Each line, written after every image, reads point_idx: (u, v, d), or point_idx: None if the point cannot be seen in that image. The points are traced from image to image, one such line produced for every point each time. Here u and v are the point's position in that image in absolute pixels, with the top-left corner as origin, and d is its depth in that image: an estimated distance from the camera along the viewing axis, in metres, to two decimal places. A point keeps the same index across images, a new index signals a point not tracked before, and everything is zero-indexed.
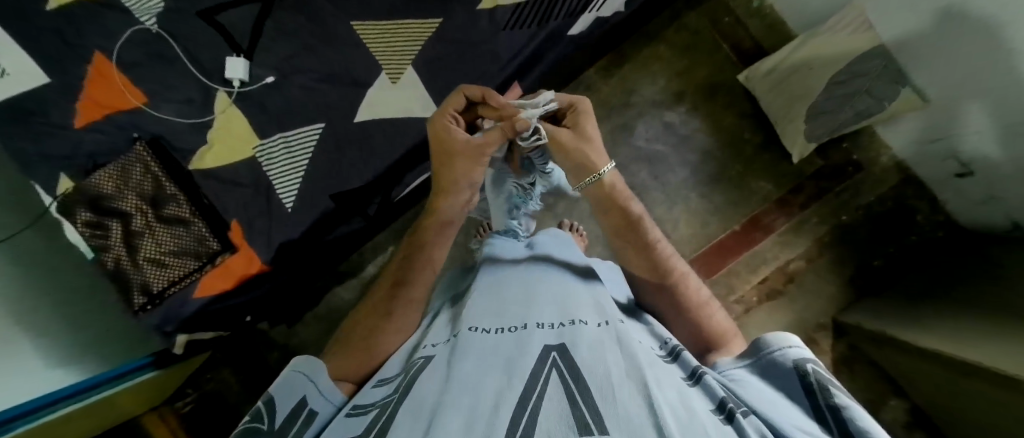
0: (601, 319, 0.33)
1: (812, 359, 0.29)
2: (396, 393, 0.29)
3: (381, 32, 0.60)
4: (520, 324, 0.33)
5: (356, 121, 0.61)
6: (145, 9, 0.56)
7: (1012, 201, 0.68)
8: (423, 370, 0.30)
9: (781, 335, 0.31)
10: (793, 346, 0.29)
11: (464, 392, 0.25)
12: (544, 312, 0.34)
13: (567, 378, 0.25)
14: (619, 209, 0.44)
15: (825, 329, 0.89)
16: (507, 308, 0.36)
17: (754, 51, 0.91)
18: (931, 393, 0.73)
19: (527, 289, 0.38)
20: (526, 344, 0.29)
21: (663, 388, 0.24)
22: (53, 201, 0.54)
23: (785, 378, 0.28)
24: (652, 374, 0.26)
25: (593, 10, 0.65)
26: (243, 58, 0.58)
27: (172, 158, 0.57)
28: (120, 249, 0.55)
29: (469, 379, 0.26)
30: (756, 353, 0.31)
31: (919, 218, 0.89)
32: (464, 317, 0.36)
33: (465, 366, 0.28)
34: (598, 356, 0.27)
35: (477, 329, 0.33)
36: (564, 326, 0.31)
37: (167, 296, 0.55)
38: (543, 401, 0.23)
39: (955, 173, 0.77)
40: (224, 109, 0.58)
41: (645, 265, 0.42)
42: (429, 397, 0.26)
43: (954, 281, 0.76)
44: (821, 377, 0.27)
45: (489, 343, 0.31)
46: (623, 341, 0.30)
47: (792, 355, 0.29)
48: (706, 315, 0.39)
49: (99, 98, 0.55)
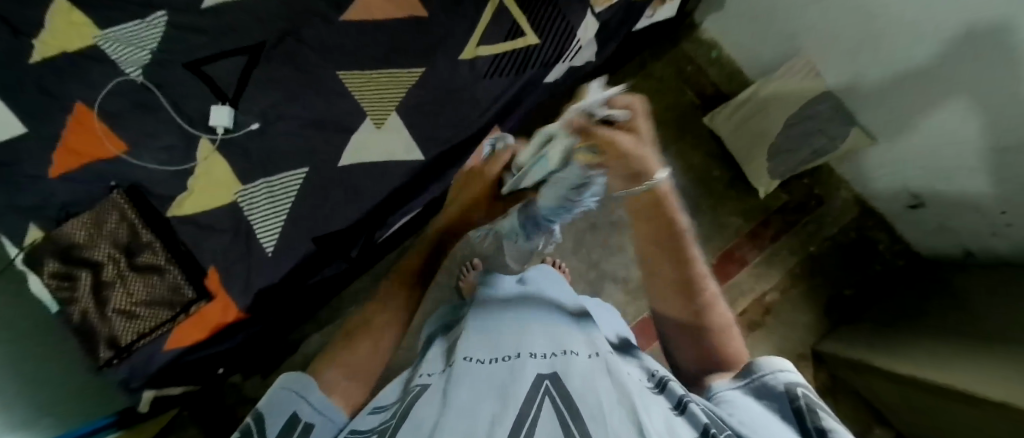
0: (592, 350, 0.33)
1: (804, 384, 0.28)
2: (393, 419, 0.29)
3: (365, 81, 0.63)
4: (513, 354, 0.33)
5: (339, 166, 0.62)
6: (131, 61, 0.57)
7: (964, 229, 0.74)
8: (419, 399, 0.30)
9: (772, 360, 0.30)
10: (783, 370, 0.29)
11: (460, 418, 0.25)
12: (535, 342, 0.34)
13: (560, 406, 0.25)
14: (662, 215, 0.38)
15: (805, 359, 0.90)
16: (500, 339, 0.36)
17: (716, 95, 0.98)
18: (914, 420, 0.74)
19: (517, 322, 0.38)
20: (520, 372, 0.29)
21: (650, 413, 0.25)
22: (18, 252, 0.53)
23: (775, 401, 0.27)
24: (642, 402, 0.26)
25: (566, 60, 0.70)
26: (229, 106, 0.59)
27: (151, 205, 0.57)
28: (88, 301, 0.53)
29: (466, 407, 0.26)
30: (746, 377, 0.30)
31: (881, 248, 0.94)
32: (458, 349, 0.35)
33: (462, 392, 0.28)
34: (590, 384, 0.27)
35: (472, 359, 0.33)
36: (556, 356, 0.31)
37: (135, 348, 0.53)
38: (536, 429, 0.24)
39: (909, 205, 0.82)
40: (207, 156, 0.59)
41: (665, 272, 0.38)
42: (424, 424, 0.26)
43: (921, 306, 0.80)
44: (812, 402, 0.26)
45: (484, 372, 0.31)
46: (613, 370, 0.30)
47: (782, 379, 0.28)
48: (717, 332, 0.36)
49: (77, 147, 0.55)
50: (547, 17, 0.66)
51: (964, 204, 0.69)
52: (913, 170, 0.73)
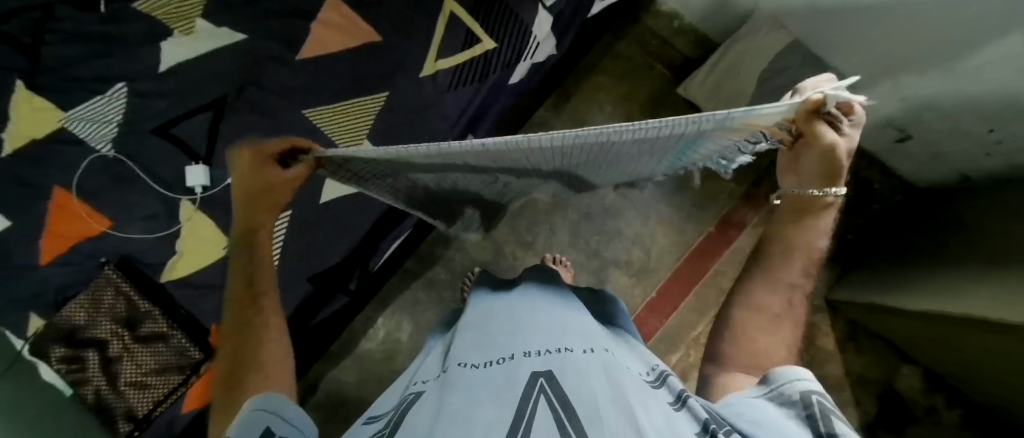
0: (588, 346, 0.34)
1: (820, 391, 0.27)
2: (386, 429, 0.29)
3: (332, 115, 0.63)
4: (507, 355, 0.33)
5: (322, 202, 0.62)
6: (100, 136, 0.57)
7: (955, 155, 0.73)
8: (413, 408, 0.30)
9: (789, 368, 0.30)
10: (800, 379, 0.28)
11: (453, 423, 0.25)
12: (529, 340, 0.34)
13: (555, 403, 0.25)
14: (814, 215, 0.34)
15: (821, 310, 0.90)
16: (494, 341, 0.36)
17: (686, 65, 0.97)
18: (940, 353, 0.74)
19: (513, 321, 0.39)
20: (515, 374, 0.30)
21: (648, 413, 0.25)
22: (24, 344, 0.53)
23: (790, 408, 0.27)
24: (639, 399, 0.27)
25: (527, 58, 0.70)
26: (203, 164, 0.59)
27: (143, 274, 0.57)
28: (99, 380, 0.54)
29: (460, 412, 0.26)
30: (765, 386, 0.30)
31: (878, 186, 0.93)
32: (454, 353, 0.36)
33: (456, 398, 0.28)
34: (585, 382, 0.27)
35: (466, 364, 0.33)
36: (551, 353, 0.32)
37: (154, 417, 0.55)
38: (533, 423, 0.23)
39: (897, 139, 0.81)
40: (190, 217, 0.59)
41: (782, 255, 0.36)
42: (418, 432, 0.26)
43: (927, 240, 0.79)
44: (825, 410, 0.26)
45: (478, 375, 0.31)
46: (609, 368, 0.30)
47: (799, 387, 0.28)
48: (773, 341, 0.35)
49: (62, 230, 0.55)
50: (501, 21, 0.66)
51: (950, 128, 0.69)
52: (894, 107, 0.73)
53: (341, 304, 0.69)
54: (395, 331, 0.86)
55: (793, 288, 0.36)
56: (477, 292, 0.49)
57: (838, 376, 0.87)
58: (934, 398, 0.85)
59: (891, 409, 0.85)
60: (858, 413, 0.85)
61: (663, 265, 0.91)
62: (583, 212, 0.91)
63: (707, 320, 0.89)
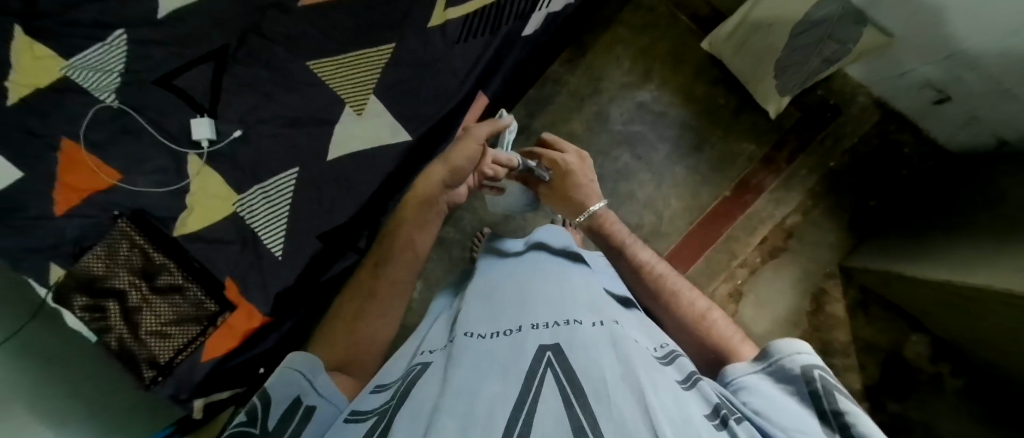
0: (597, 319, 0.33)
1: (822, 366, 0.30)
2: (395, 399, 0.29)
3: (337, 68, 0.60)
4: (515, 327, 0.33)
5: (330, 160, 0.62)
6: (103, 87, 0.55)
7: (996, 118, 0.68)
8: (421, 377, 0.31)
9: (788, 342, 0.32)
10: (801, 353, 0.31)
11: (460, 397, 0.25)
12: (537, 312, 0.34)
13: (562, 379, 0.26)
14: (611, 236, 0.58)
15: (833, 277, 0.89)
16: (501, 312, 0.36)
17: (713, 16, 0.90)
18: (952, 323, 0.73)
19: (521, 291, 0.39)
20: (523, 346, 0.30)
21: (657, 391, 0.25)
22: (47, 292, 0.55)
23: (794, 384, 0.30)
24: (648, 377, 0.26)
25: (542, 8, 0.67)
26: (208, 117, 0.57)
27: (156, 228, 0.58)
28: (121, 328, 0.56)
29: (468, 386, 0.26)
30: (765, 361, 0.32)
31: (907, 151, 0.88)
32: (461, 323, 0.36)
33: (462, 371, 0.28)
34: (593, 358, 0.27)
35: (473, 334, 0.33)
36: (560, 326, 0.32)
37: (176, 364, 0.57)
38: (538, 405, 0.24)
39: (934, 100, 0.76)
40: (198, 171, 0.59)
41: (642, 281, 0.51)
42: (426, 405, 0.26)
43: (954, 210, 0.76)
44: (828, 385, 0.29)
45: (485, 348, 0.31)
46: (618, 341, 0.30)
47: (800, 362, 0.30)
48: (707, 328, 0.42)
49: (75, 183, 0.55)
50: None
51: (993, 89, 0.63)
52: (934, 64, 0.67)
53: (351, 262, 0.69)
54: None
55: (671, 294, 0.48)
56: (484, 261, 0.49)
57: (843, 341, 0.87)
58: (941, 367, 0.84)
59: (893, 374, 0.86)
60: (859, 377, 0.86)
61: (675, 229, 0.90)
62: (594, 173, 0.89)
63: (717, 285, 0.88)
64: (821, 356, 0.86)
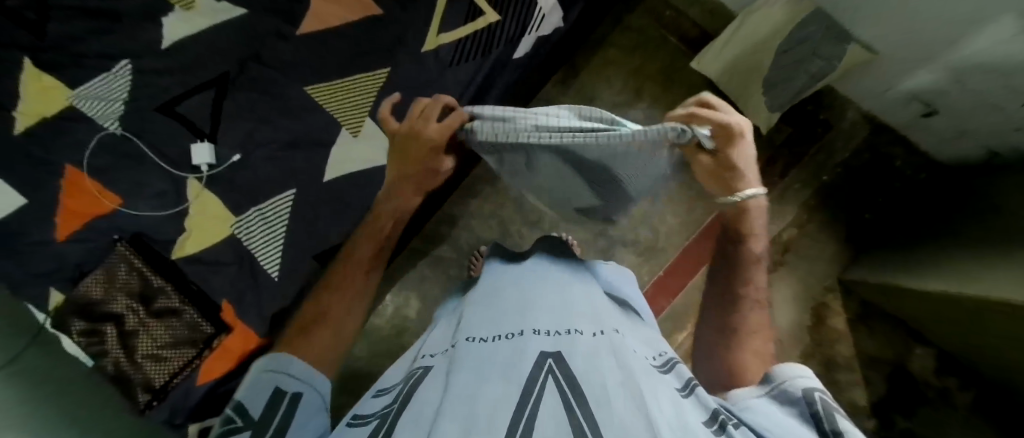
0: (597, 329, 0.33)
1: (821, 389, 0.29)
2: (395, 403, 0.29)
3: (334, 92, 0.62)
4: (516, 330, 0.33)
5: (326, 181, 0.63)
6: (106, 114, 0.57)
7: (984, 131, 0.70)
8: (419, 383, 0.30)
9: (790, 367, 0.31)
10: (800, 377, 0.30)
11: (460, 400, 0.25)
12: (538, 318, 0.34)
13: (563, 386, 0.25)
14: (742, 232, 0.45)
15: (832, 291, 0.88)
16: (502, 315, 0.36)
17: (701, 37, 0.93)
18: (954, 336, 0.72)
19: (523, 295, 0.38)
20: (524, 350, 0.30)
21: (658, 402, 0.25)
22: (46, 318, 0.55)
23: (794, 407, 0.29)
24: (649, 387, 0.26)
25: (531, 31, 0.68)
26: (208, 142, 0.59)
27: (155, 251, 0.58)
28: (117, 351, 0.56)
29: (469, 389, 0.26)
30: (767, 385, 0.31)
31: (899, 163, 0.89)
32: (463, 327, 0.36)
33: (464, 374, 0.28)
34: (594, 366, 0.27)
35: (474, 339, 0.33)
36: (562, 334, 0.32)
37: (170, 388, 0.57)
38: (539, 411, 0.23)
39: (921, 114, 0.77)
40: (197, 195, 0.60)
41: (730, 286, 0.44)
42: (427, 409, 0.26)
43: (948, 222, 0.76)
44: (829, 407, 0.28)
45: (486, 352, 0.31)
46: (619, 351, 0.30)
47: (800, 384, 0.29)
48: (755, 361, 0.38)
49: (77, 208, 0.56)
50: None
51: (979, 102, 0.65)
52: (920, 79, 0.69)
53: None
54: (403, 308, 0.87)
55: (749, 318, 0.42)
56: (490, 265, 0.49)
57: (847, 357, 0.86)
58: (945, 380, 0.83)
59: (900, 389, 0.84)
60: (865, 394, 0.84)
61: (672, 245, 0.90)
62: None
63: None
64: (825, 371, 0.85)
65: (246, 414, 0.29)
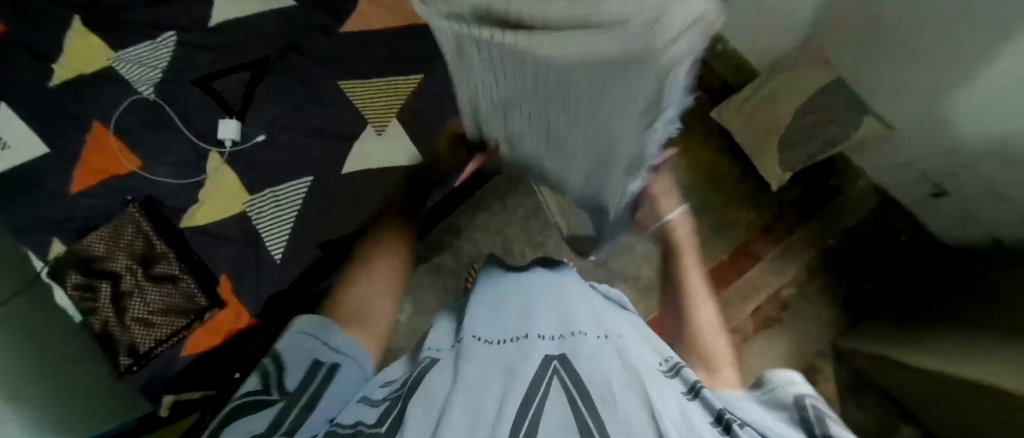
0: (601, 332, 0.33)
1: (813, 397, 0.30)
2: (403, 390, 0.30)
3: (367, 91, 0.64)
4: (521, 335, 0.33)
5: (344, 173, 0.63)
6: (145, 79, 0.59)
7: (988, 216, 0.71)
8: (427, 372, 0.31)
9: (784, 375, 0.33)
10: (795, 384, 0.31)
11: (469, 397, 0.25)
12: (543, 322, 0.34)
13: (567, 384, 0.25)
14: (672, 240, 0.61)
15: (825, 355, 0.88)
16: (508, 319, 0.36)
17: (723, 89, 0.96)
18: (942, 417, 0.71)
19: (527, 300, 0.38)
20: (528, 353, 0.30)
21: (663, 398, 0.25)
22: (43, 266, 0.55)
23: (786, 409, 0.30)
24: (654, 385, 0.26)
25: None
26: (235, 120, 0.61)
27: (164, 217, 0.59)
28: (109, 311, 0.56)
29: (474, 382, 0.27)
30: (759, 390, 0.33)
31: (903, 238, 0.90)
32: (468, 326, 0.36)
33: (472, 371, 0.28)
34: (600, 365, 0.27)
35: (481, 339, 0.33)
36: (565, 338, 0.31)
37: (154, 355, 0.56)
38: (543, 408, 0.23)
39: (931, 193, 0.79)
40: (216, 168, 0.60)
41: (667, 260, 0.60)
42: (432, 402, 0.26)
43: (948, 302, 0.76)
44: (820, 413, 0.28)
45: (493, 353, 0.31)
46: (624, 353, 0.30)
47: (793, 391, 0.31)
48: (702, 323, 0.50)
49: (99, 163, 0.57)
50: None
51: (985, 188, 0.67)
52: (931, 158, 0.71)
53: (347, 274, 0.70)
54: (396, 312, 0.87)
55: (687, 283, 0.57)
56: (492, 267, 0.48)
57: None
58: None
59: None
60: None
61: None
62: None
63: None
64: None
65: (282, 385, 0.33)
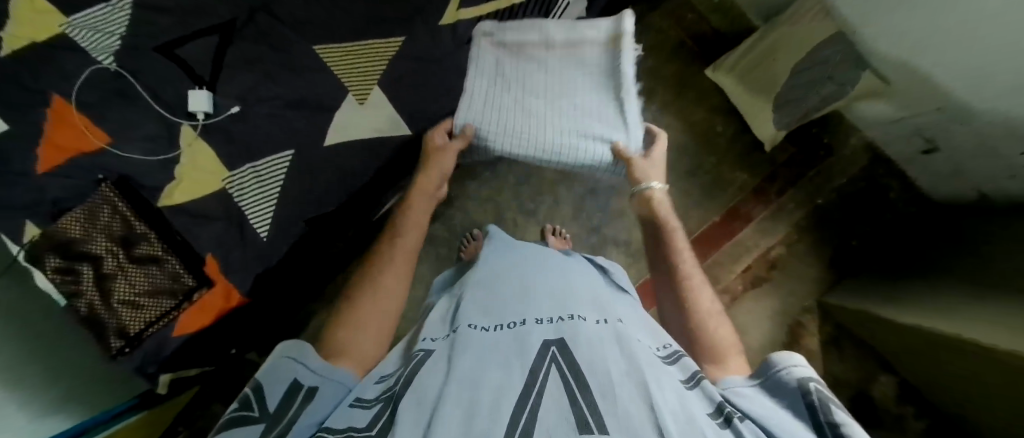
0: (601, 317, 0.33)
1: (817, 379, 0.29)
2: (397, 387, 0.29)
3: (345, 55, 0.61)
4: (518, 320, 0.33)
5: (326, 145, 0.62)
6: (102, 48, 0.53)
7: (978, 172, 0.71)
8: (421, 365, 0.30)
9: (785, 355, 0.32)
10: (797, 365, 0.30)
11: (464, 386, 0.25)
12: (539, 305, 0.34)
13: (567, 372, 0.26)
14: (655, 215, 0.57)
15: (811, 312, 0.90)
16: (504, 304, 0.36)
17: (720, 45, 0.92)
18: (918, 367, 0.75)
19: (523, 283, 0.38)
20: (526, 340, 0.30)
21: (663, 390, 0.25)
22: (20, 250, 0.52)
23: (788, 396, 0.29)
24: (653, 374, 0.26)
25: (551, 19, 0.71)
26: (206, 90, 0.56)
27: (141, 197, 0.56)
28: (92, 293, 0.54)
29: (470, 373, 0.26)
30: (762, 374, 0.32)
31: (891, 195, 0.90)
32: (462, 313, 0.36)
33: (467, 360, 0.28)
34: (600, 353, 0.27)
35: (476, 327, 0.33)
36: (562, 320, 0.32)
37: (145, 337, 0.55)
38: (543, 398, 0.24)
39: (923, 150, 0.78)
40: (191, 142, 0.57)
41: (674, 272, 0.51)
42: (427, 394, 0.26)
43: (934, 259, 0.78)
44: (824, 397, 0.28)
45: (489, 340, 0.31)
46: (623, 339, 0.30)
47: (796, 374, 0.30)
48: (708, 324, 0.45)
49: (61, 142, 0.52)
50: None
51: (979, 145, 0.66)
52: (927, 116, 0.70)
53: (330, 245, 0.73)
54: None
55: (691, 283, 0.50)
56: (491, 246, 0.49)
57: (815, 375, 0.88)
58: (903, 408, 0.87)
59: (860, 413, 0.87)
60: None
61: None
62: (587, 185, 0.90)
63: None
64: None
65: (262, 405, 0.31)
